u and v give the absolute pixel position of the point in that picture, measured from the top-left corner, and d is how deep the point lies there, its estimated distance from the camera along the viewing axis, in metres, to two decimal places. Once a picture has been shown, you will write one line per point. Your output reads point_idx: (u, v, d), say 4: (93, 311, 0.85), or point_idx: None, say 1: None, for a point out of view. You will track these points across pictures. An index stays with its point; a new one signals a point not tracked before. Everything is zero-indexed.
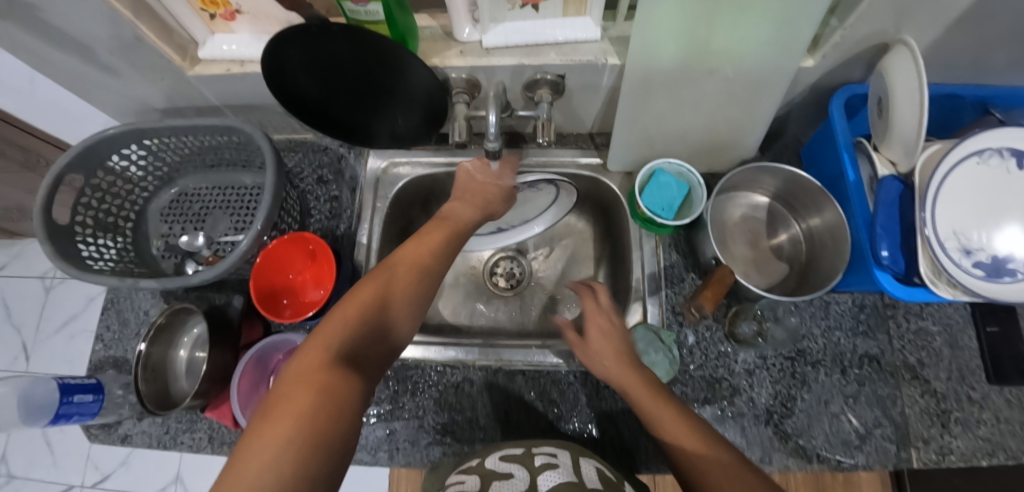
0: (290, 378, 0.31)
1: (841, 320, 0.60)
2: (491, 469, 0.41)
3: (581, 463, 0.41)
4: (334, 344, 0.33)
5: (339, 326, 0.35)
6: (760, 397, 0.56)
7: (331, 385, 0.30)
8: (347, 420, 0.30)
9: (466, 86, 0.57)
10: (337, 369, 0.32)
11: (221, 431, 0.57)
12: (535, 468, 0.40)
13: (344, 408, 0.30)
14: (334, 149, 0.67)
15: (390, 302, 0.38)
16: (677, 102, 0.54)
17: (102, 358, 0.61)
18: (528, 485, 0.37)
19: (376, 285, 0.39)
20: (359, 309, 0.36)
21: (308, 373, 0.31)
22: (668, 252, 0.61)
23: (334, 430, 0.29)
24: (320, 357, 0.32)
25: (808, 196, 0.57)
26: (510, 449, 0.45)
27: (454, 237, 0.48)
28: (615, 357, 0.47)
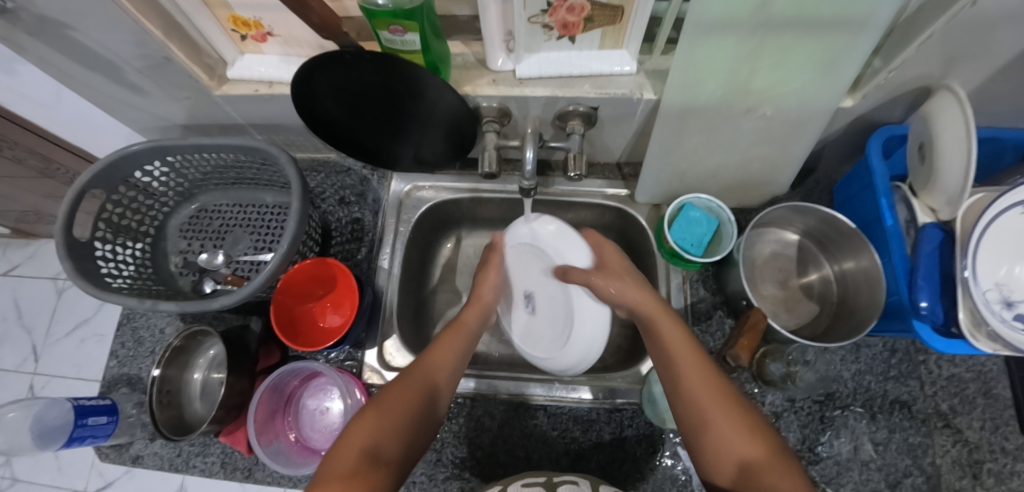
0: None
1: (871, 364, 0.58)
2: None
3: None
4: (361, 448, 0.35)
5: (365, 428, 0.36)
6: (787, 441, 0.55)
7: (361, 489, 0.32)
8: None
9: (496, 115, 0.56)
10: (367, 472, 0.33)
11: (234, 456, 0.56)
12: None
13: None
14: (358, 170, 0.66)
15: (410, 418, 0.38)
16: (711, 137, 0.53)
17: (116, 375, 0.60)
18: None
19: (400, 393, 0.39)
20: (383, 418, 0.37)
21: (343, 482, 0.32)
22: (695, 288, 0.59)
23: None
24: (352, 467, 0.33)
25: (842, 236, 0.56)
26: (532, 477, 0.45)
27: (467, 341, 0.49)
28: (635, 285, 0.48)
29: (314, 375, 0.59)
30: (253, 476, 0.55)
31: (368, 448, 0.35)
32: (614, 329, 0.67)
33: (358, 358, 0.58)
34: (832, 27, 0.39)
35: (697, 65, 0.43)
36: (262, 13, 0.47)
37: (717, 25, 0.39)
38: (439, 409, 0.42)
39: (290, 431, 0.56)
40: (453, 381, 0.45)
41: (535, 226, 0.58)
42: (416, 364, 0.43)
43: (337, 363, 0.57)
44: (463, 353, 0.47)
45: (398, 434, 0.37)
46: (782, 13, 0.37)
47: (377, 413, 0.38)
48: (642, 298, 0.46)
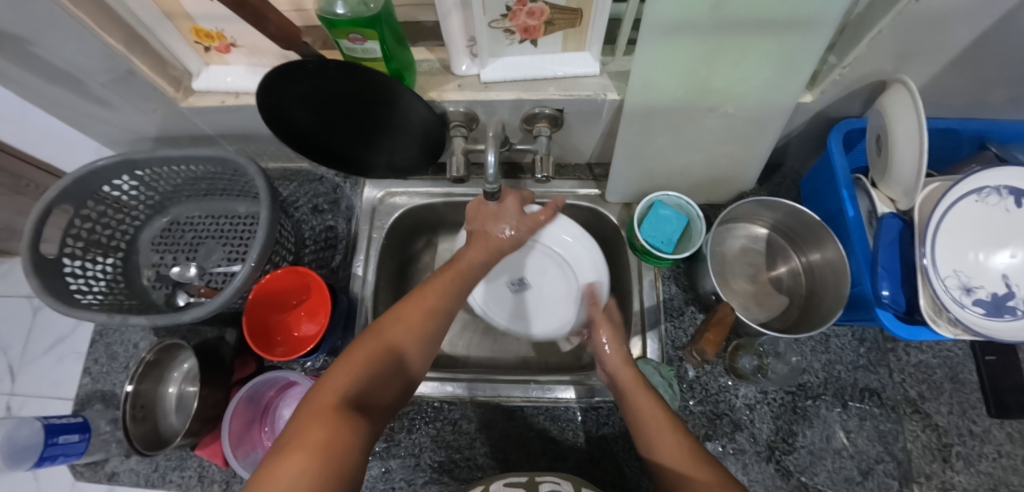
0: (302, 424, 0.30)
1: (842, 354, 0.60)
2: None
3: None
4: (342, 393, 0.33)
5: (346, 375, 0.35)
6: (762, 433, 0.56)
7: (345, 430, 0.30)
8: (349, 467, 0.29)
9: (463, 119, 0.56)
10: (351, 407, 0.32)
11: (211, 470, 0.56)
12: None
13: (355, 445, 0.30)
14: (331, 178, 0.66)
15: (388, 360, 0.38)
16: (676, 136, 0.53)
17: (90, 392, 0.60)
18: None
19: (381, 336, 0.39)
20: (365, 360, 0.36)
21: (330, 415, 0.30)
22: (667, 285, 0.60)
23: (343, 473, 0.28)
24: (340, 402, 0.32)
25: (808, 229, 0.57)
26: (514, 477, 0.45)
27: (463, 289, 0.47)
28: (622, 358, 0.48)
29: (289, 385, 0.58)
30: (230, 489, 0.55)
31: (354, 386, 0.34)
32: None
33: (334, 366, 0.58)
34: (786, 29, 0.40)
35: (658, 65, 0.44)
36: (224, 24, 0.47)
37: (675, 27, 0.40)
38: (423, 350, 0.42)
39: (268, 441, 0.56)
40: (441, 322, 0.44)
41: (577, 243, 0.62)
42: (401, 306, 0.42)
43: (311, 372, 0.57)
44: (454, 295, 0.46)
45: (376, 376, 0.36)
46: (751, 13, 0.38)
47: (360, 354, 0.37)
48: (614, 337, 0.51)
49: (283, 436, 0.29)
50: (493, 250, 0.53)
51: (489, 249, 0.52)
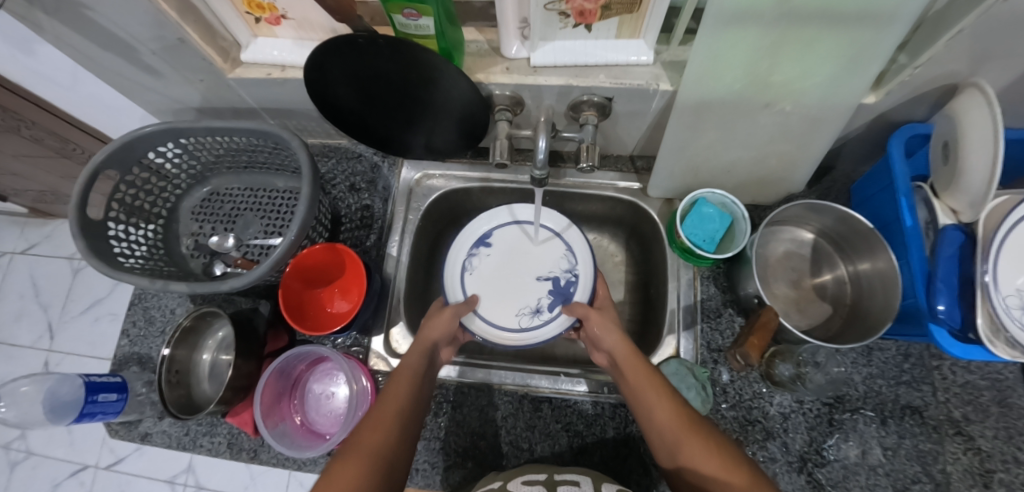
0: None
1: (884, 368, 0.57)
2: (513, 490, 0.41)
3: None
4: None
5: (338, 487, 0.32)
6: (794, 443, 0.54)
7: None
8: None
9: (509, 103, 0.55)
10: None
11: (241, 437, 0.57)
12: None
13: None
14: (369, 156, 0.65)
15: (374, 477, 0.34)
16: (726, 132, 0.52)
17: (128, 354, 0.61)
18: None
19: (358, 456, 0.35)
20: (350, 481, 0.32)
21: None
22: (705, 285, 0.58)
23: None
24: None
25: (860, 237, 0.54)
26: (531, 474, 0.45)
27: (427, 371, 0.47)
28: (618, 333, 0.48)
29: (321, 360, 0.59)
30: (258, 458, 0.56)
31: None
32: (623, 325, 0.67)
33: (365, 345, 0.57)
34: (859, 22, 0.38)
35: (714, 56, 0.42)
36: None
37: (737, 16, 0.38)
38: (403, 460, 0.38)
39: (295, 414, 0.56)
40: (411, 423, 0.41)
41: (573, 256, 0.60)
42: (369, 421, 0.39)
43: (344, 349, 0.57)
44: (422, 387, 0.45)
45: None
46: (811, 5, 0.36)
47: (343, 476, 0.33)
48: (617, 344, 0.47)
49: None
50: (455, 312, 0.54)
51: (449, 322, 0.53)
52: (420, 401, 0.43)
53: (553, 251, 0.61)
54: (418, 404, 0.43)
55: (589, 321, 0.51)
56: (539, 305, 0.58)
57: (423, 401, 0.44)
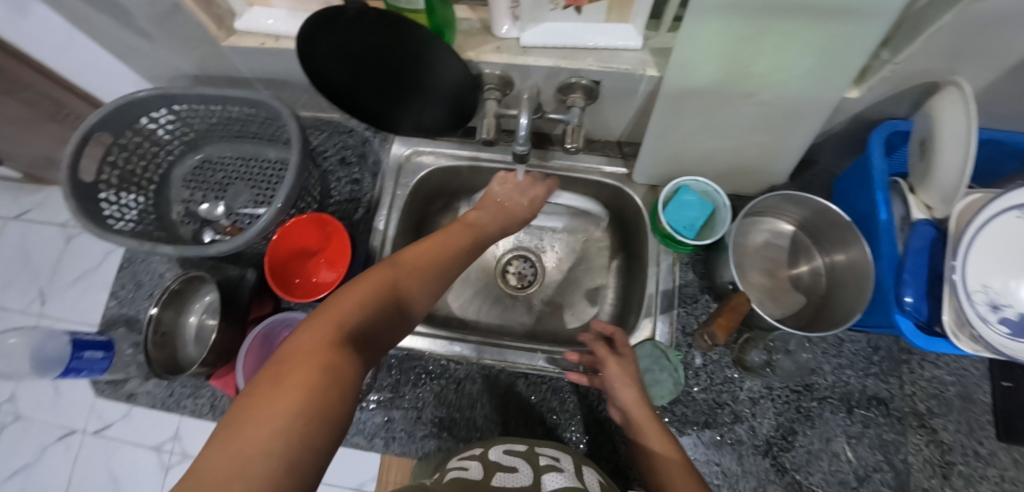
0: (277, 372, 0.25)
1: (853, 359, 0.59)
2: (496, 461, 0.42)
3: (585, 470, 0.42)
4: (343, 320, 0.29)
5: (349, 304, 0.31)
6: (761, 427, 0.55)
7: (340, 356, 0.27)
8: (348, 398, 0.26)
9: (499, 83, 0.56)
10: (342, 354, 0.27)
11: (224, 400, 0.58)
12: (540, 467, 0.41)
13: (350, 377, 0.27)
14: (360, 130, 0.65)
15: (382, 308, 0.33)
16: (709, 120, 0.52)
17: (115, 315, 0.62)
18: (534, 481, 0.37)
19: (372, 286, 0.33)
20: (358, 304, 0.31)
21: (318, 365, 0.25)
22: (684, 271, 0.59)
23: (341, 401, 0.25)
24: (329, 353, 0.26)
25: (836, 230, 0.56)
26: (513, 444, 0.46)
27: (468, 247, 0.45)
28: (633, 386, 0.47)
29: None
30: None
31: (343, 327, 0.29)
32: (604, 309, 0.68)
33: None
34: (838, 17, 0.38)
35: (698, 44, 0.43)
36: None
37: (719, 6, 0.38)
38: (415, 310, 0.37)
39: None
40: (438, 279, 0.39)
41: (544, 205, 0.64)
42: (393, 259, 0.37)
43: None
44: (466, 254, 0.45)
45: (372, 323, 0.31)
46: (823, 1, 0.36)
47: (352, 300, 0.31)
48: (631, 401, 0.45)
49: (257, 383, 0.24)
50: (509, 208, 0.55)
51: (496, 211, 0.53)
52: (455, 268, 0.42)
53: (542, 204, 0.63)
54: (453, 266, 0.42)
55: (607, 370, 0.49)
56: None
57: (458, 267, 0.43)
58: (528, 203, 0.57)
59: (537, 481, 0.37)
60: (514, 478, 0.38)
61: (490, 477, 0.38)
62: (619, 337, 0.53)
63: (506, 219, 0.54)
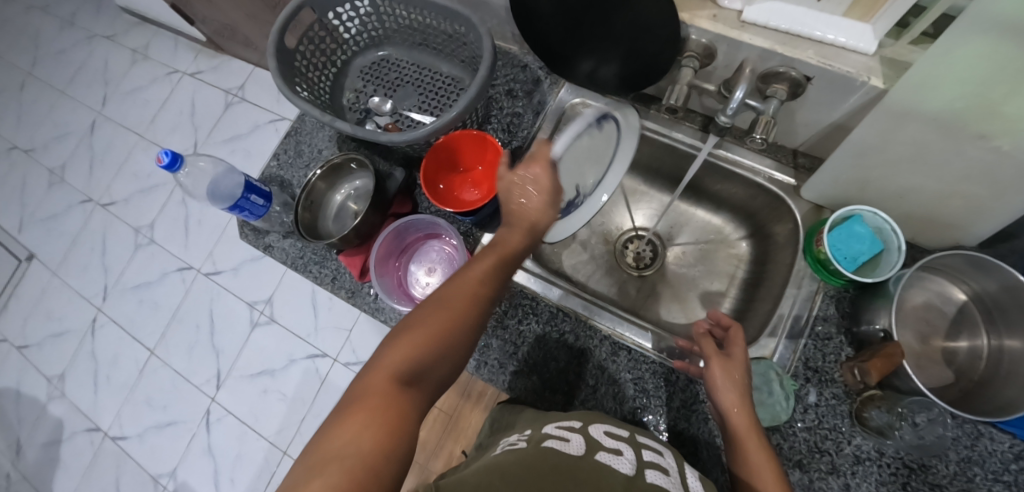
0: (342, 417, 0.29)
1: (987, 458, 0.50)
2: (596, 438, 0.37)
3: (688, 472, 0.37)
4: (390, 374, 0.32)
5: (396, 355, 0.33)
6: (859, 489, 0.51)
7: (391, 406, 0.30)
8: (404, 442, 0.29)
9: (701, 53, 0.53)
10: (391, 401, 0.30)
11: (343, 277, 0.62)
12: (643, 458, 0.35)
13: (404, 422, 0.30)
14: (532, 68, 0.66)
15: (430, 350, 0.34)
16: (921, 153, 0.45)
17: (273, 175, 0.69)
18: (635, 470, 0.33)
19: (420, 327, 0.34)
20: (401, 354, 0.33)
21: (375, 413, 0.29)
22: (827, 304, 0.55)
23: (396, 450, 0.28)
24: (384, 401, 0.30)
25: (1021, 312, 0.48)
26: (614, 427, 0.41)
27: (507, 263, 0.41)
28: (739, 390, 0.44)
29: (433, 236, 0.63)
30: (353, 299, 0.61)
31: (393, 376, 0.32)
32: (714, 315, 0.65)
33: (475, 237, 0.61)
34: None
35: (943, 62, 0.36)
36: None
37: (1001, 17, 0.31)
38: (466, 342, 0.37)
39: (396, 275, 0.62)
40: (484, 305, 0.38)
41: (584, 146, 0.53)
42: (438, 292, 0.37)
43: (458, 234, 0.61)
44: (504, 273, 0.41)
45: (425, 365, 0.33)
46: None
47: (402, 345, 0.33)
48: (738, 409, 0.43)
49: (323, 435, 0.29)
50: (551, 196, 0.43)
51: (530, 222, 0.42)
52: (498, 290, 0.40)
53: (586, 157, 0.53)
54: (495, 288, 0.39)
55: (709, 369, 0.47)
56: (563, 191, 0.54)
57: (501, 290, 0.40)
58: (551, 202, 0.43)
59: (640, 474, 0.32)
60: (619, 461, 0.33)
61: (592, 454, 0.34)
62: (738, 338, 0.49)
63: (536, 228, 0.42)
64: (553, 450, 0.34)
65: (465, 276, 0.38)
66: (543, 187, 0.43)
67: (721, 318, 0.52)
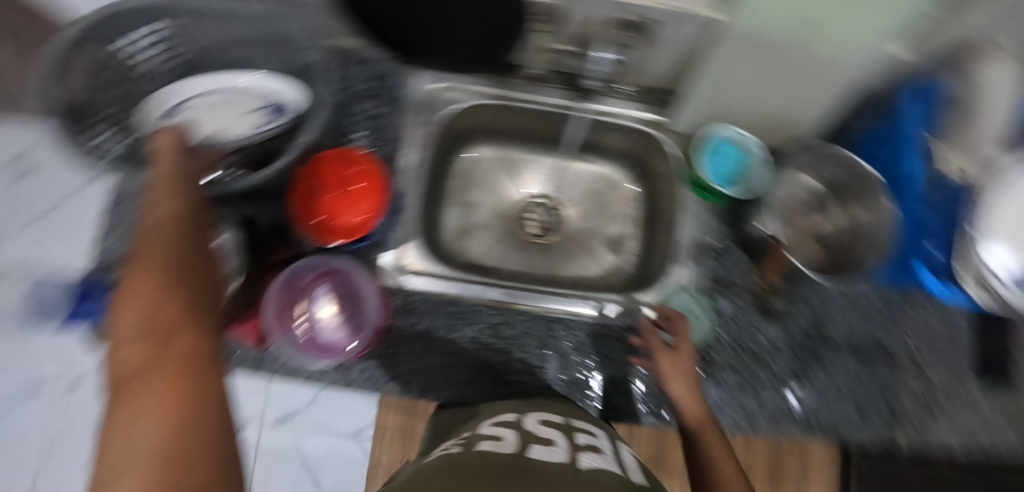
0: (104, 427, 0.17)
1: (861, 307, 0.61)
2: (531, 431, 0.38)
3: (623, 451, 0.39)
4: (127, 329, 0.20)
5: (124, 309, 0.21)
6: (780, 369, 0.58)
7: (157, 349, 0.19)
8: (212, 375, 0.19)
9: (550, 14, 0.51)
10: (159, 344, 0.19)
11: (237, 351, 0.54)
12: (576, 444, 0.37)
13: (191, 351, 0.20)
14: (376, 62, 0.60)
15: (170, 281, 0.23)
16: (758, 72, 0.50)
17: (104, 262, 0.56)
18: (570, 457, 0.34)
19: (146, 277, 0.23)
20: (135, 303, 0.21)
21: (161, 368, 0.18)
22: (714, 221, 0.60)
23: (202, 383, 0.19)
24: (170, 364, 0.19)
25: (860, 185, 0.57)
26: (549, 414, 0.42)
27: (181, 195, 0.32)
28: (687, 382, 0.49)
29: None
30: (258, 372, 0.54)
31: (140, 327, 0.20)
32: (624, 259, 0.66)
33: (375, 258, 0.57)
34: None
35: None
36: None
37: None
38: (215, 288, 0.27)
39: None
40: (202, 235, 0.30)
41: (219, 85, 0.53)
42: (139, 250, 0.25)
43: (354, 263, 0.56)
44: (178, 198, 0.31)
45: (170, 296, 0.22)
46: None
47: (134, 313, 0.21)
48: (691, 401, 0.48)
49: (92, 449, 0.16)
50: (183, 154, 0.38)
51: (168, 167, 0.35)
52: (199, 223, 0.31)
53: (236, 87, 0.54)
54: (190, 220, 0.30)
55: (660, 364, 0.51)
56: (262, 124, 0.54)
57: (200, 219, 0.31)
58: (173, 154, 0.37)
59: (573, 459, 0.34)
60: (552, 453, 0.34)
61: (525, 449, 0.34)
62: (682, 329, 0.53)
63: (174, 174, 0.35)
64: (488, 456, 0.33)
65: (150, 227, 0.28)
66: (167, 145, 0.38)
67: (665, 309, 0.55)
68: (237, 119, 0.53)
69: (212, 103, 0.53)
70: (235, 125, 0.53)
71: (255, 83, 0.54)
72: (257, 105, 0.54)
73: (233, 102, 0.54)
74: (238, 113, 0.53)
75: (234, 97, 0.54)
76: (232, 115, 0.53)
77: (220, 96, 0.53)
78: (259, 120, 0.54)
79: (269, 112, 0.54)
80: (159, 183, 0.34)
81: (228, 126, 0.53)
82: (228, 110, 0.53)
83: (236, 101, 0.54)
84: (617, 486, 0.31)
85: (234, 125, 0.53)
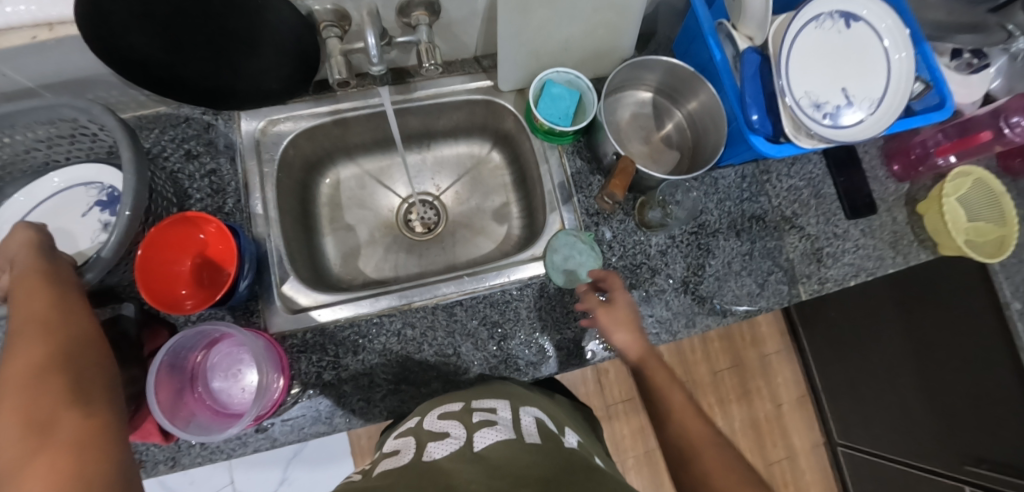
0: None
1: (729, 192, 0.65)
2: (429, 431, 0.39)
3: (520, 415, 0.42)
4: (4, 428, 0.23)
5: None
6: (676, 271, 0.61)
7: (49, 439, 0.23)
8: (106, 458, 0.24)
9: (334, 19, 0.51)
10: (51, 434, 0.23)
11: (151, 451, 0.51)
12: (472, 425, 0.39)
13: (90, 437, 0.24)
14: (194, 119, 0.58)
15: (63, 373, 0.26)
16: (553, 9, 0.52)
17: None
18: (465, 443, 0.36)
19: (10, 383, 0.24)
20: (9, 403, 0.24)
21: (48, 464, 0.22)
22: (572, 160, 0.62)
23: (92, 466, 0.23)
24: (45, 459, 0.22)
25: (683, 82, 0.61)
26: (449, 405, 0.44)
27: (55, 281, 0.32)
28: (631, 329, 0.49)
29: (216, 340, 0.54)
30: (180, 464, 0.51)
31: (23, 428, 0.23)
32: (512, 224, 0.70)
33: (259, 308, 0.55)
34: None
35: None
36: None
37: None
38: (110, 363, 0.30)
39: (205, 404, 0.53)
40: (85, 316, 0.31)
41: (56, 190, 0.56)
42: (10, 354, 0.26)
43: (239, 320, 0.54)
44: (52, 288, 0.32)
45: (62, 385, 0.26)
46: None
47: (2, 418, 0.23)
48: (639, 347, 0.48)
49: None
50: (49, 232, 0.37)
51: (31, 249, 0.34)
52: (78, 307, 0.32)
53: (69, 188, 0.55)
54: (72, 306, 0.31)
55: (599, 320, 0.49)
56: (104, 219, 0.55)
57: (82, 305, 0.32)
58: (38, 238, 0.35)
59: (468, 442, 0.36)
60: (446, 445, 0.36)
61: (421, 450, 0.36)
62: (616, 283, 0.51)
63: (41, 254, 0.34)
64: (386, 473, 0.33)
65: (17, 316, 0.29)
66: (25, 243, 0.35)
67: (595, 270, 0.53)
68: (80, 221, 0.55)
69: (50, 211, 0.55)
70: (78, 229, 0.55)
71: (90, 179, 0.56)
72: (93, 202, 0.55)
73: (70, 204, 0.55)
74: (77, 215, 0.55)
75: (70, 198, 0.55)
76: (73, 221, 0.55)
77: (55, 201, 0.55)
78: (100, 216, 0.55)
79: (104, 207, 0.55)
80: (21, 276, 0.32)
81: (72, 232, 0.54)
82: (68, 214, 0.55)
83: (71, 203, 0.55)
84: (509, 452, 0.34)
85: (78, 229, 0.55)
